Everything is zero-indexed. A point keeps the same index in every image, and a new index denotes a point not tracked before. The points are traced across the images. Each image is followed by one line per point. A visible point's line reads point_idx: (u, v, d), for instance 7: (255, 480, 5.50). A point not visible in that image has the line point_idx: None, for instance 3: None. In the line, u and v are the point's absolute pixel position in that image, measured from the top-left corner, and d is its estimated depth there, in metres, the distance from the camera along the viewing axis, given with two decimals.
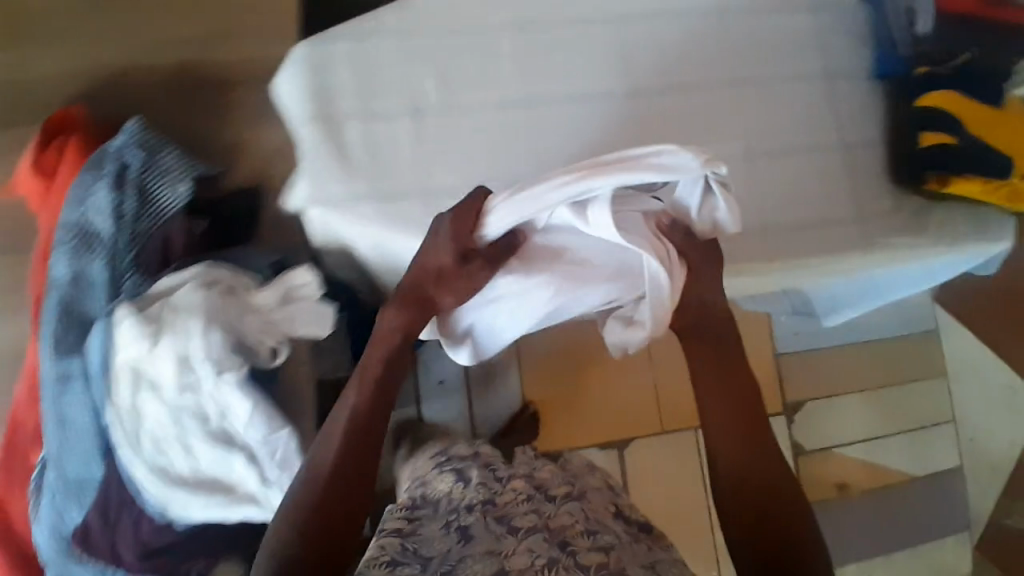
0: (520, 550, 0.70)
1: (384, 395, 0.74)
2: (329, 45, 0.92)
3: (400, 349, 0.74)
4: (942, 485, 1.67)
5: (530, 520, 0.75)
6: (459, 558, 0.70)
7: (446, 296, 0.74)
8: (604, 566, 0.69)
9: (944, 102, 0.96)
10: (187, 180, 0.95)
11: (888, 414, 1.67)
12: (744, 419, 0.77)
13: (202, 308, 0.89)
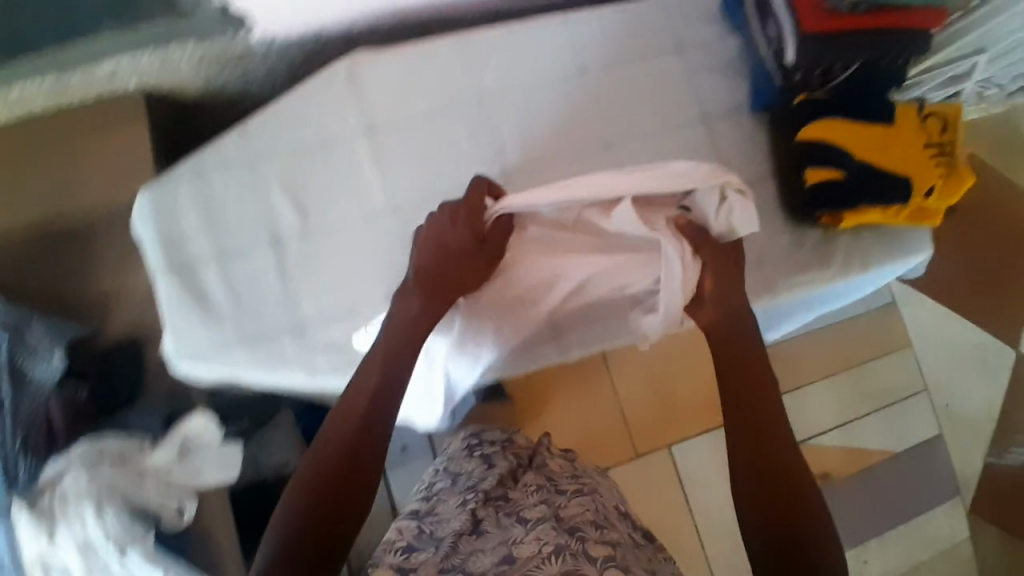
0: (529, 540, 0.73)
1: (397, 371, 0.71)
2: (170, 187, 0.86)
3: (414, 331, 0.74)
4: (921, 457, 1.59)
5: (538, 512, 0.79)
6: (468, 553, 0.76)
7: (468, 276, 0.77)
8: (611, 560, 0.69)
9: (829, 132, 0.92)
10: (63, 352, 0.89)
11: (857, 394, 1.59)
12: (749, 375, 0.75)
13: (95, 489, 0.83)
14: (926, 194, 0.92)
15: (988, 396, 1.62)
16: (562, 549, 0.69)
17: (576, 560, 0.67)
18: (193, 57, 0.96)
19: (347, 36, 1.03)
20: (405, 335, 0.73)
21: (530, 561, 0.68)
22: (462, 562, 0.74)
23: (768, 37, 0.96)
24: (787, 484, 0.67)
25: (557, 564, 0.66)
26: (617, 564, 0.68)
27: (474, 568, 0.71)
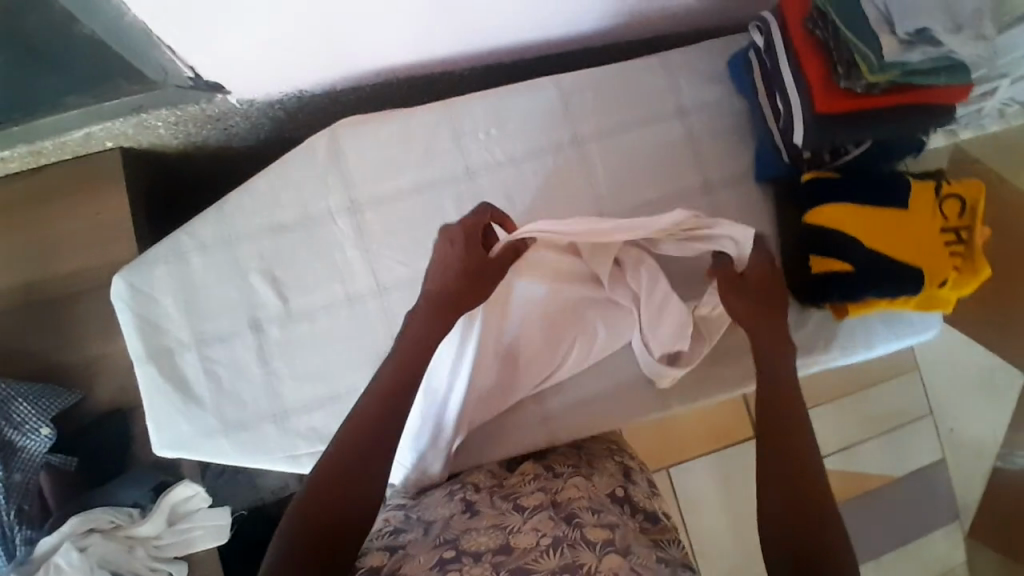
0: (525, 529, 0.67)
1: (408, 373, 0.75)
2: (148, 271, 0.85)
3: (426, 339, 0.77)
4: (925, 484, 1.56)
5: (536, 500, 0.74)
6: (463, 530, 0.69)
7: (477, 291, 0.79)
8: (610, 543, 0.64)
9: (837, 219, 0.88)
10: (47, 426, 0.89)
11: (865, 421, 1.56)
12: (777, 405, 0.80)
13: (86, 564, 0.85)
14: (939, 285, 0.87)
15: (993, 426, 1.56)
16: (559, 541, 0.63)
17: (574, 550, 0.62)
18: (170, 118, 0.93)
19: (332, 94, 1.00)
20: (417, 343, 0.76)
21: (524, 551, 0.62)
22: (455, 538, 0.67)
23: (777, 111, 0.90)
24: (810, 497, 0.71)
25: (554, 557, 0.60)
26: (616, 548, 0.63)
27: (468, 547, 0.64)
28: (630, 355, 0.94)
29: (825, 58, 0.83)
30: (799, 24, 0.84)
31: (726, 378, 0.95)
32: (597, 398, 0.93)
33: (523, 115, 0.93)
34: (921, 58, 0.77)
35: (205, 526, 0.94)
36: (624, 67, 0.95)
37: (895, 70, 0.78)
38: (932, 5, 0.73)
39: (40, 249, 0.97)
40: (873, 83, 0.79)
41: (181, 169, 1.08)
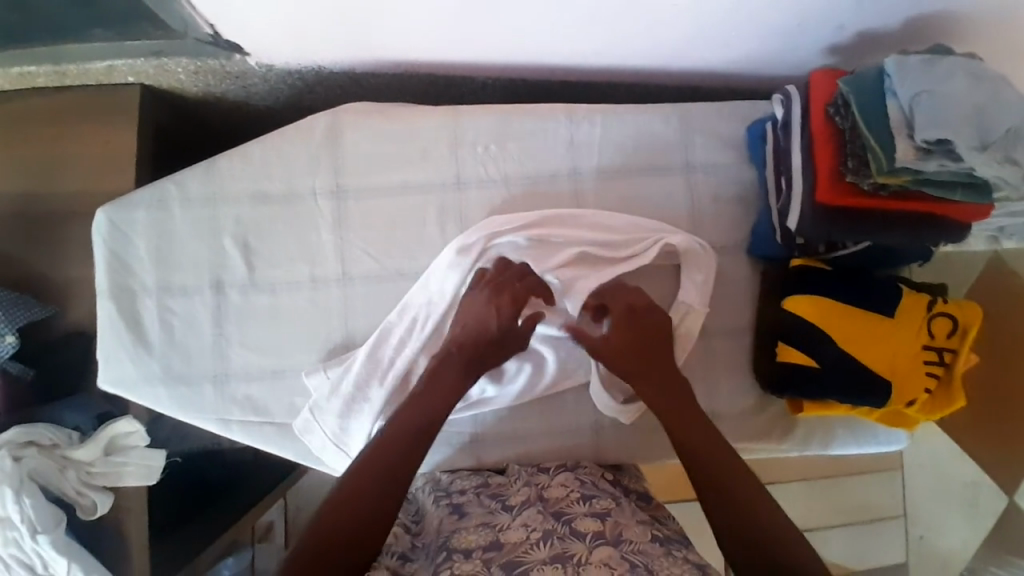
0: (515, 526, 0.74)
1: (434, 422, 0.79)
2: (129, 210, 0.87)
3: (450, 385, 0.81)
4: None
5: (523, 498, 0.81)
6: (452, 531, 0.76)
7: (506, 344, 0.84)
8: (601, 534, 0.70)
9: (816, 311, 0.85)
10: (13, 334, 0.93)
11: (834, 507, 1.51)
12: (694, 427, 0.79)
13: (17, 473, 0.88)
14: (908, 403, 0.85)
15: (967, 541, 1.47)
16: (549, 535, 0.70)
17: (564, 542, 0.68)
18: (190, 66, 0.94)
19: (350, 75, 1.00)
20: (440, 392, 0.80)
21: (517, 546, 0.69)
22: (447, 539, 0.75)
23: (779, 189, 0.87)
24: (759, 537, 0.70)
25: (545, 551, 0.67)
26: (607, 539, 0.69)
27: (459, 546, 0.72)
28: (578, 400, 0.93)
29: (839, 148, 0.79)
30: (821, 109, 0.81)
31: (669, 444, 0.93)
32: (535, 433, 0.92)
33: (527, 137, 0.91)
34: (936, 169, 0.72)
35: (137, 463, 0.96)
36: (641, 110, 0.93)
37: (907, 174, 0.74)
38: (961, 118, 0.69)
39: (47, 165, 1.01)
40: (881, 183, 0.76)
41: (198, 115, 1.10)
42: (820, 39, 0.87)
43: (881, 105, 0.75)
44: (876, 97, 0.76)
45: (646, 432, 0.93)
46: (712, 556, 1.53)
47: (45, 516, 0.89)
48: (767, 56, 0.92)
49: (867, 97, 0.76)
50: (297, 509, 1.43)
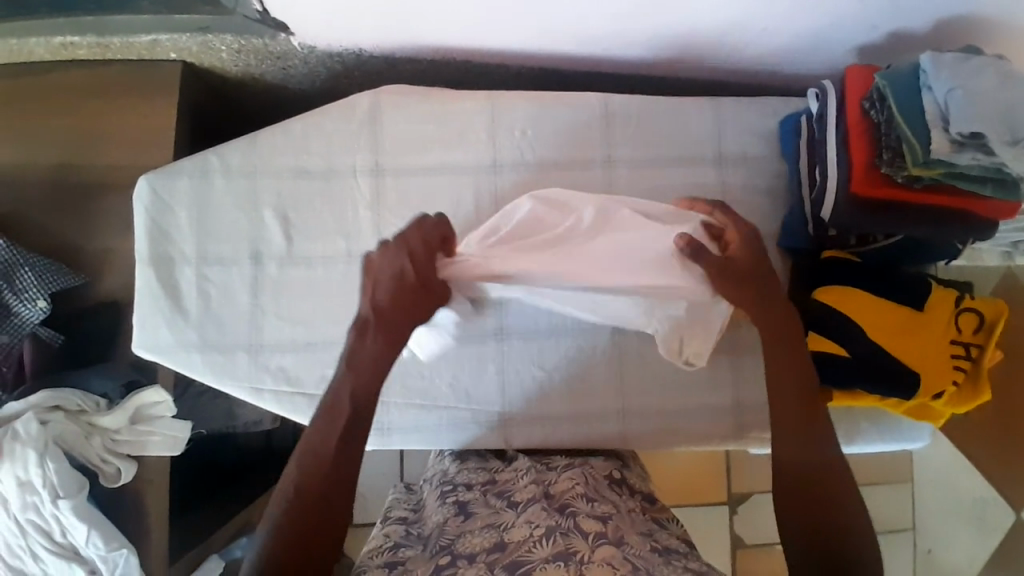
0: (519, 524, 0.71)
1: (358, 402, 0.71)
2: (170, 179, 0.89)
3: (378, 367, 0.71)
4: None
5: (529, 494, 0.78)
6: (458, 534, 0.74)
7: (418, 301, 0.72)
8: (603, 535, 0.67)
9: (844, 300, 0.86)
10: (46, 299, 0.93)
11: None
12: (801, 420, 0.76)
13: (43, 437, 0.88)
14: (935, 396, 0.86)
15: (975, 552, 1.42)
16: (553, 531, 0.67)
17: (568, 537, 0.65)
18: (233, 45, 0.96)
19: (389, 60, 1.01)
20: (366, 374, 0.71)
21: (521, 544, 0.66)
22: (450, 544, 0.72)
23: (812, 181, 0.89)
24: (832, 555, 0.68)
25: (548, 548, 0.64)
26: (609, 539, 0.66)
27: (464, 550, 0.69)
28: (605, 384, 0.93)
29: (873, 141, 0.81)
30: (856, 104, 0.83)
31: (695, 434, 0.93)
32: (562, 416, 0.93)
33: (563, 124, 0.93)
34: (970, 162, 0.73)
35: (164, 433, 0.96)
36: (675, 103, 0.94)
37: (941, 167, 0.75)
38: (993, 112, 0.71)
39: (87, 137, 1.03)
40: (915, 175, 0.77)
41: (235, 95, 1.12)
42: (853, 40, 0.90)
43: (917, 99, 0.77)
44: (912, 92, 0.77)
45: (672, 422, 0.93)
46: (719, 561, 1.53)
47: (68, 480, 0.89)
48: (801, 54, 0.94)
49: (905, 91, 0.77)
50: None
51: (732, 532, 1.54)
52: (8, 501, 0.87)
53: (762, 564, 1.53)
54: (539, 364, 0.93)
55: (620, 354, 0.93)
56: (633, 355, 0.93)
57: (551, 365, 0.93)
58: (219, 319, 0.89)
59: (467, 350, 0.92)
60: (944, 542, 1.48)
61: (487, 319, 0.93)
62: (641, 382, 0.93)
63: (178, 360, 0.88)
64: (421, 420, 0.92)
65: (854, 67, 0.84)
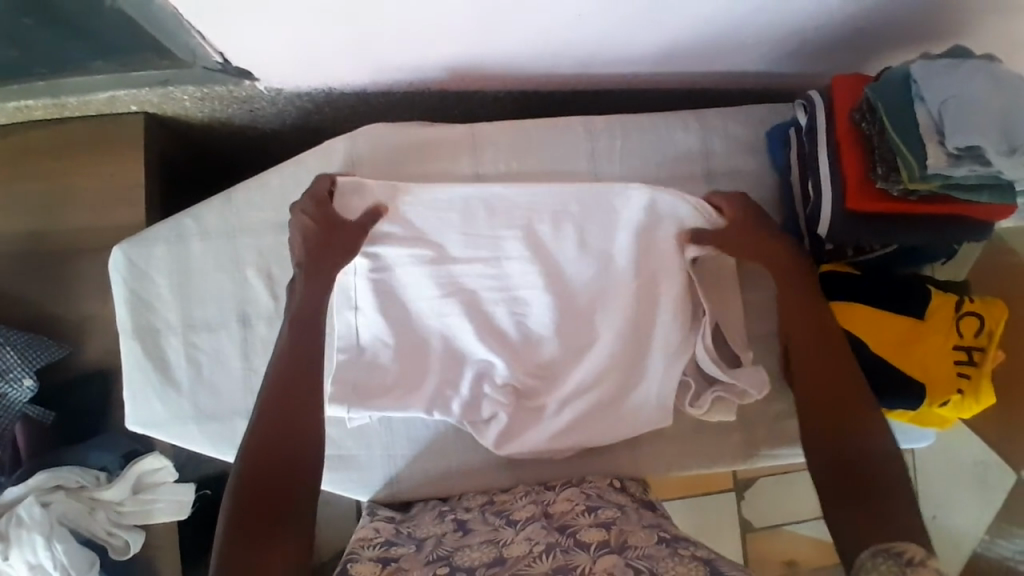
0: (519, 540, 0.72)
1: (298, 334, 0.77)
2: (146, 245, 0.86)
3: (311, 301, 0.78)
4: None
5: (528, 513, 0.79)
6: (455, 547, 0.73)
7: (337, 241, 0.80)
8: (605, 545, 0.68)
9: (846, 317, 0.85)
10: (31, 377, 0.91)
11: None
12: (824, 378, 0.78)
13: (47, 519, 0.87)
14: (939, 405, 0.85)
15: (978, 515, 1.48)
16: (553, 546, 0.68)
17: (567, 553, 0.66)
18: (196, 94, 0.92)
19: (361, 96, 0.97)
20: (308, 299, 0.78)
21: (520, 559, 0.67)
22: (448, 555, 0.71)
23: (806, 196, 0.87)
24: (866, 493, 0.69)
25: (549, 562, 0.65)
26: (611, 548, 0.67)
27: (462, 563, 0.68)
28: (635, 337, 0.86)
29: (866, 155, 0.79)
30: (847, 117, 0.81)
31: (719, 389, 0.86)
32: (585, 384, 0.87)
33: (548, 151, 0.90)
34: (967, 173, 0.71)
35: (169, 499, 0.95)
36: (660, 120, 0.92)
37: (937, 180, 0.73)
38: (989, 121, 0.68)
39: (55, 200, 0.99)
40: (911, 188, 0.75)
41: (205, 141, 1.08)
42: (838, 43, 0.87)
43: (909, 111, 0.74)
44: (903, 103, 0.75)
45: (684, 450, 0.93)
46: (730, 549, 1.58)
47: (79, 558, 0.88)
48: (786, 58, 0.91)
49: (895, 103, 0.75)
50: None
51: (740, 519, 1.59)
52: None
53: (774, 547, 1.59)
54: (568, 311, 0.86)
55: (675, 292, 0.85)
56: (675, 297, 0.85)
57: (579, 313, 0.87)
58: (216, 386, 0.87)
59: (489, 307, 0.86)
60: (950, 510, 1.49)
61: (507, 240, 0.85)
62: (663, 346, 0.86)
63: (176, 432, 0.86)
64: (429, 469, 0.90)
65: (840, 77, 0.82)
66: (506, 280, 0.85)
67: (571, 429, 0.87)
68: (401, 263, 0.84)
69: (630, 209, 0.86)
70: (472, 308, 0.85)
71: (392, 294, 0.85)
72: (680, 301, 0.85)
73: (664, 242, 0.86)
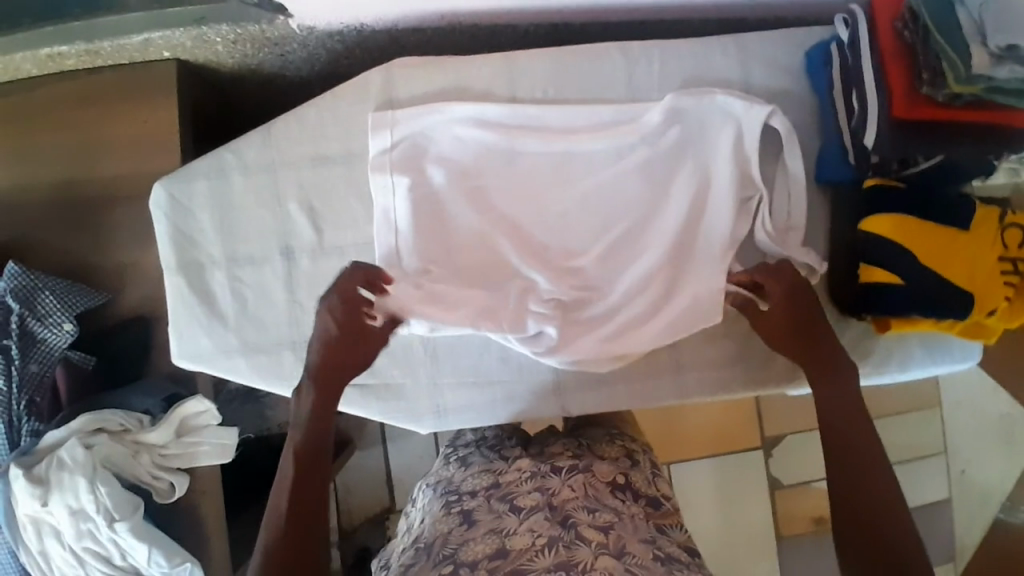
0: (522, 531, 0.74)
1: (307, 454, 0.78)
2: (187, 180, 0.86)
3: (320, 420, 0.79)
4: (928, 518, 1.54)
5: (533, 500, 0.80)
6: (460, 541, 0.76)
7: (360, 358, 0.80)
8: (603, 545, 0.71)
9: (892, 228, 0.85)
10: (70, 321, 0.90)
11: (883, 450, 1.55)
12: (855, 481, 0.77)
13: (89, 462, 0.86)
14: (988, 314, 0.84)
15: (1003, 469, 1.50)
16: (555, 541, 0.70)
17: (570, 548, 0.69)
18: (229, 35, 0.92)
19: (391, 33, 0.97)
20: (315, 419, 0.79)
21: (522, 553, 0.70)
22: (454, 552, 0.74)
23: (849, 110, 0.86)
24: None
25: (551, 558, 0.68)
26: (610, 549, 0.70)
27: (467, 559, 0.72)
28: (682, 240, 0.89)
29: (910, 62, 0.78)
30: (888, 25, 0.80)
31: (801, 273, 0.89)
32: (633, 292, 0.88)
33: (584, 80, 0.90)
34: (1008, 75, 0.71)
35: (212, 443, 0.94)
36: (697, 44, 0.92)
37: (981, 82, 0.72)
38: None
39: (91, 148, 0.99)
40: (956, 93, 0.74)
41: (235, 90, 1.08)
42: None
43: (949, 14, 0.73)
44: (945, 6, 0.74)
45: (730, 375, 0.92)
46: (758, 504, 1.59)
47: (122, 503, 0.87)
48: None
49: (937, 6, 0.74)
50: (347, 490, 1.54)
51: (768, 475, 1.60)
52: (63, 531, 0.86)
53: (803, 503, 1.60)
54: (610, 224, 0.89)
55: (725, 189, 0.88)
56: (723, 197, 0.88)
57: (623, 225, 0.89)
58: (263, 318, 0.87)
59: (527, 223, 0.89)
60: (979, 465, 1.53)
61: (540, 153, 0.89)
62: (708, 249, 0.88)
63: (224, 364, 0.86)
64: (477, 399, 0.89)
65: None
66: (546, 202, 0.89)
67: (622, 337, 0.88)
68: (441, 188, 0.87)
69: (677, 112, 0.88)
70: (511, 228, 0.89)
71: (429, 206, 0.87)
72: (729, 200, 0.88)
73: (713, 142, 0.89)
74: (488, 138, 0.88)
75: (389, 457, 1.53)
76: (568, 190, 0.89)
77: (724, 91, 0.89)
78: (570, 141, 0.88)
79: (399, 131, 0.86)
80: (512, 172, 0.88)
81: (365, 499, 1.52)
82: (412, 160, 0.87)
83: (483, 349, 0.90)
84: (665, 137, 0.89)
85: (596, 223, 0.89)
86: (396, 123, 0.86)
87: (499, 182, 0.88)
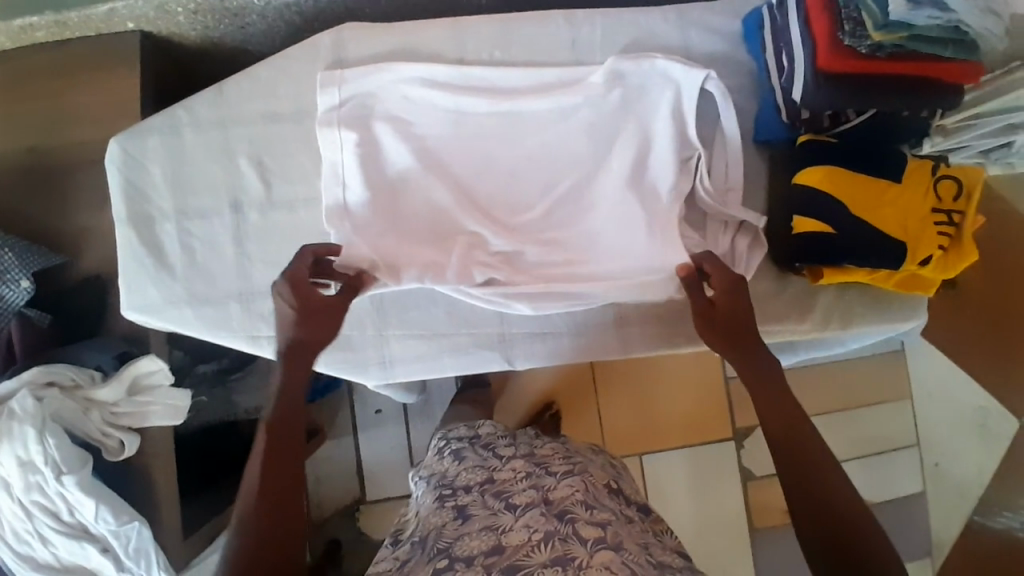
0: (518, 527, 0.72)
1: (279, 431, 0.73)
2: (139, 136, 0.88)
3: (292, 395, 0.75)
4: (902, 510, 1.52)
5: (528, 497, 0.78)
6: (455, 536, 0.75)
7: (325, 331, 0.77)
8: (601, 541, 0.70)
9: (828, 181, 0.87)
10: (27, 278, 0.91)
11: (853, 439, 1.54)
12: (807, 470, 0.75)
13: (39, 412, 0.86)
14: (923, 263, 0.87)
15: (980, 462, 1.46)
16: (552, 535, 0.69)
17: (566, 543, 0.68)
18: (189, 5, 0.96)
19: (347, 5, 1.01)
20: (289, 396, 0.75)
21: (518, 549, 0.68)
22: (448, 546, 0.74)
23: (780, 68, 0.89)
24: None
25: (547, 552, 0.67)
26: (608, 543, 0.70)
27: (461, 554, 0.71)
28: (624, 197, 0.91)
29: (835, 15, 0.80)
30: None
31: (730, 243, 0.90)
32: (575, 246, 0.91)
33: (529, 45, 0.93)
34: (926, 20, 0.74)
35: (164, 403, 0.95)
36: (638, 12, 0.95)
37: (901, 30, 0.75)
38: None
39: (54, 115, 1.02)
40: (878, 41, 0.77)
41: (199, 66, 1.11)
42: None
43: None
44: None
45: (673, 331, 0.94)
46: (730, 494, 1.58)
47: (70, 455, 0.87)
48: None
49: None
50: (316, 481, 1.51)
51: (740, 466, 1.59)
52: (10, 483, 0.86)
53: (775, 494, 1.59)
54: (553, 181, 0.91)
55: (664, 146, 0.90)
56: (662, 154, 0.90)
57: (567, 182, 0.91)
58: (213, 271, 0.89)
59: (473, 179, 0.91)
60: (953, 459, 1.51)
61: (485, 113, 0.91)
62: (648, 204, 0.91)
63: (172, 316, 0.88)
64: (422, 350, 0.91)
65: None
66: (493, 161, 0.91)
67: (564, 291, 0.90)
68: (389, 144, 0.89)
69: (619, 73, 0.91)
70: (457, 186, 0.91)
71: (374, 163, 0.89)
72: (667, 156, 0.90)
73: (653, 101, 0.91)
74: (432, 92, 0.90)
75: (359, 447, 1.51)
76: (513, 149, 0.91)
77: (664, 56, 0.91)
78: (515, 101, 0.91)
79: (346, 88, 0.89)
80: (457, 130, 0.91)
81: (333, 489, 1.50)
82: (358, 118, 0.89)
83: (429, 303, 0.92)
84: (607, 96, 0.91)
85: (540, 181, 0.91)
86: (343, 82, 0.89)
87: (445, 140, 0.91)
